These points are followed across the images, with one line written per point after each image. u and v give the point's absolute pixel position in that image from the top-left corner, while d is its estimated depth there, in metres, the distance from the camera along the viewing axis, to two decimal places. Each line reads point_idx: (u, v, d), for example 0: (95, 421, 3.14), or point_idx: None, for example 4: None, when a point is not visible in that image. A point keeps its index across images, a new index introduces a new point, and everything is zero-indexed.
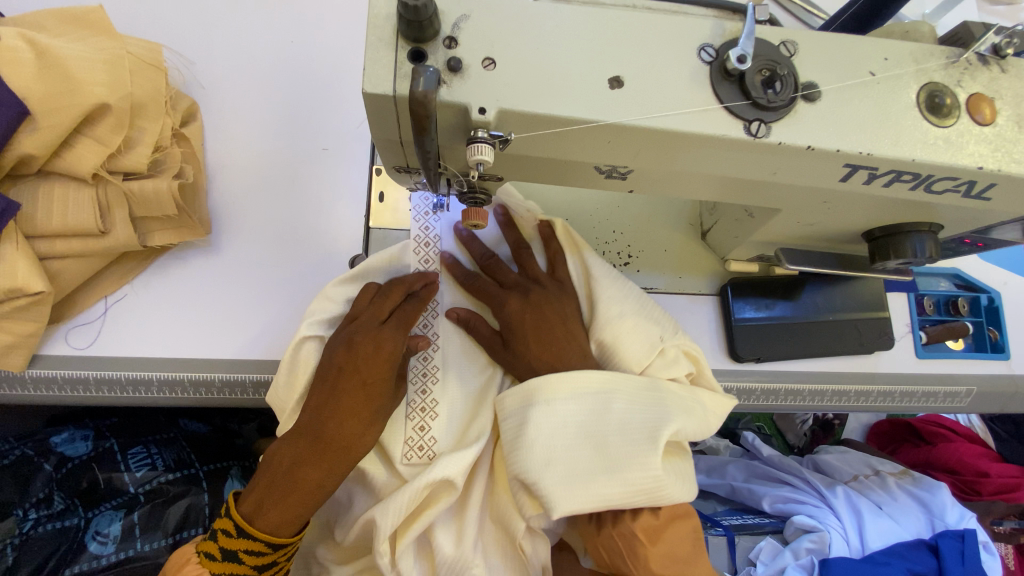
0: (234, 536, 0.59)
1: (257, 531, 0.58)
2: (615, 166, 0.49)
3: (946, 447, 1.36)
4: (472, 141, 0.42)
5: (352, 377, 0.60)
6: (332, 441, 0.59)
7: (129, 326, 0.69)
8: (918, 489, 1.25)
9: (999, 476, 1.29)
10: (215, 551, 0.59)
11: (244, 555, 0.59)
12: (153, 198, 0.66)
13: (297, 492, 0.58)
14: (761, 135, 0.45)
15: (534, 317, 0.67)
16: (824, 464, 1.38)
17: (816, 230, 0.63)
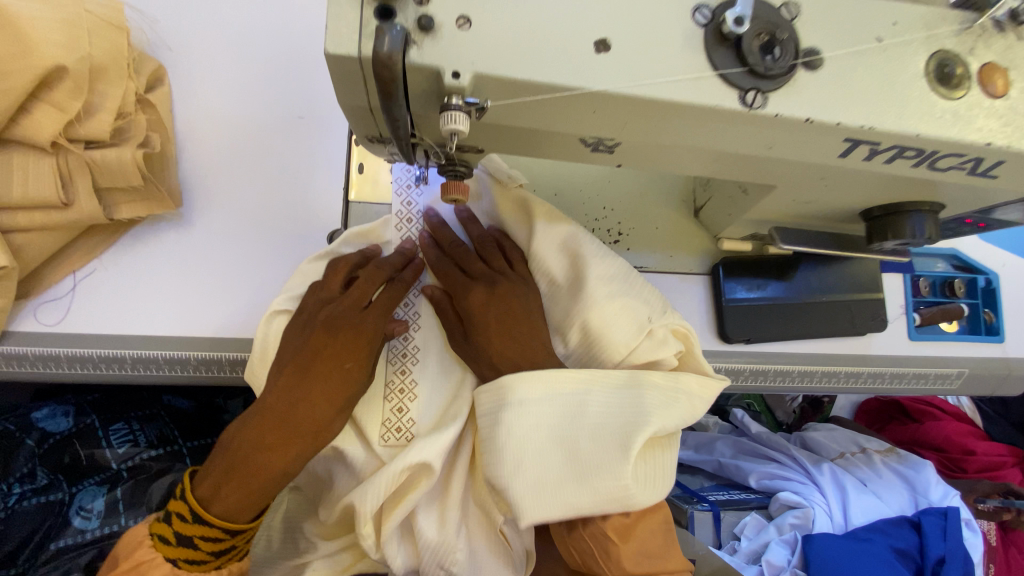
0: (188, 521, 0.57)
1: (212, 516, 0.57)
2: (601, 139, 0.46)
3: (934, 426, 1.38)
4: (445, 108, 0.39)
5: (326, 362, 0.60)
6: (298, 427, 0.58)
7: (97, 301, 0.67)
8: (904, 468, 1.26)
9: (985, 455, 1.31)
10: (169, 535, 0.57)
11: (199, 541, 0.57)
12: (116, 168, 0.63)
13: (256, 478, 0.57)
14: (757, 106, 0.41)
15: (498, 310, 0.65)
16: (810, 441, 1.38)
17: (813, 208, 0.60)
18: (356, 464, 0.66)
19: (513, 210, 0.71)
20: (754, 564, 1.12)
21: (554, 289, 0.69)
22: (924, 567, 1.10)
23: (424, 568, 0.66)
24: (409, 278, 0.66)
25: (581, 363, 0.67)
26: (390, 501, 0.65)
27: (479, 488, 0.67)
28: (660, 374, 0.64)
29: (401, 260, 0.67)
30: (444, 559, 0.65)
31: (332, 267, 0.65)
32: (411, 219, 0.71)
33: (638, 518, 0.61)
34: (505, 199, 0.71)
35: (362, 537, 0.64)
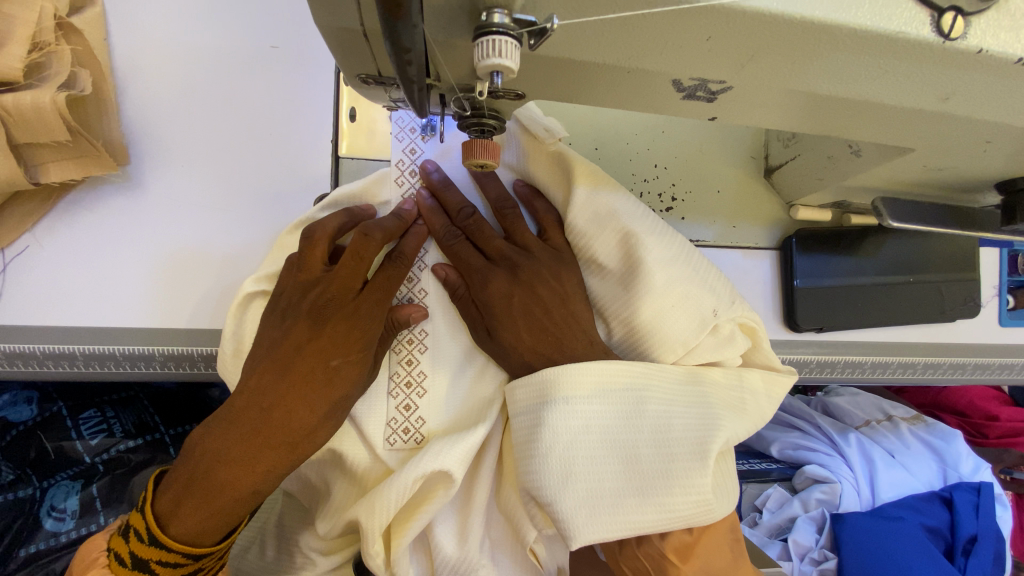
0: (145, 543, 0.45)
1: (168, 539, 0.46)
2: (703, 82, 0.32)
3: (957, 390, 1.28)
4: (482, 32, 0.25)
5: (306, 359, 0.48)
6: (271, 435, 0.47)
7: (34, 286, 0.54)
8: (932, 437, 1.14)
9: (1011, 422, 1.20)
10: (125, 555, 0.46)
11: (156, 566, 0.46)
12: (34, 118, 0.48)
13: (222, 495, 0.46)
14: (954, 37, 0.27)
15: (526, 295, 0.54)
16: (835, 408, 1.25)
17: (942, 176, 0.46)
18: (360, 469, 0.56)
19: (549, 169, 0.56)
20: (776, 539, 1.04)
21: (598, 269, 0.56)
22: (954, 545, 1.00)
23: None
24: (409, 248, 0.52)
25: (628, 357, 0.55)
26: (403, 512, 0.55)
27: (506, 495, 0.57)
28: (720, 375, 0.54)
29: (398, 225, 0.51)
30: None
31: (313, 238, 0.50)
32: (414, 171, 0.56)
33: (702, 534, 0.51)
34: (538, 151, 0.56)
35: (369, 557, 0.54)
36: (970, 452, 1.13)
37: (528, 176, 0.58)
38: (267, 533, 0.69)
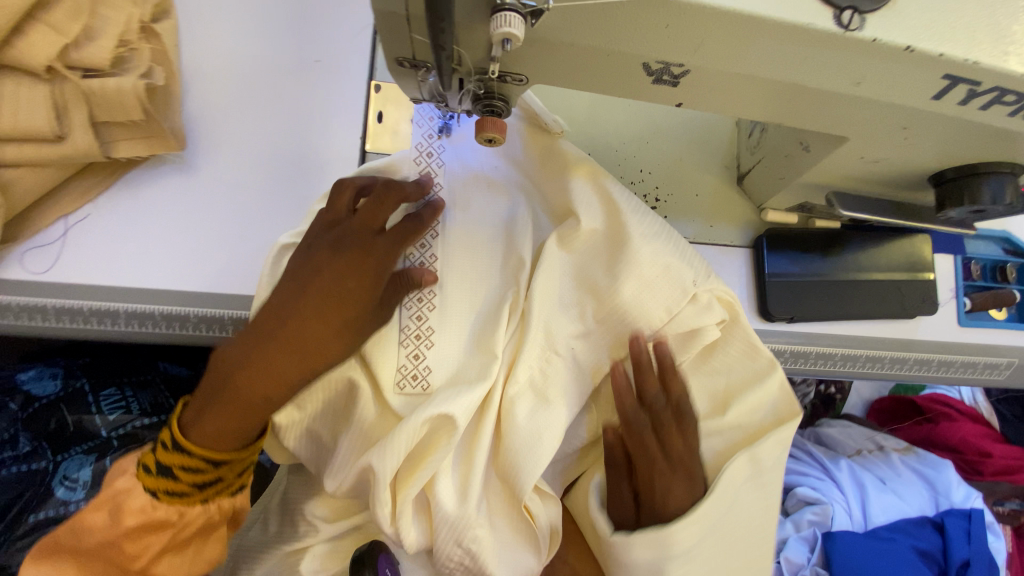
0: (170, 449, 0.53)
1: (195, 437, 0.52)
2: (667, 66, 0.40)
3: (949, 427, 1.37)
4: (497, 10, 0.34)
5: (321, 287, 0.54)
6: (290, 345, 0.52)
7: (89, 251, 0.61)
8: (923, 467, 1.28)
9: (1002, 458, 1.32)
10: (151, 463, 0.53)
11: (178, 472, 0.52)
12: (115, 99, 0.56)
13: (247, 394, 0.52)
14: (853, 28, 0.36)
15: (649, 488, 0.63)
16: (825, 437, 1.41)
17: (878, 169, 0.55)
18: (368, 422, 0.61)
19: (547, 156, 0.66)
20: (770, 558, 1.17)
21: (591, 243, 0.64)
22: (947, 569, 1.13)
23: (440, 543, 0.61)
24: (426, 216, 0.59)
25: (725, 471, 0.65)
26: (407, 468, 0.61)
27: (502, 457, 0.62)
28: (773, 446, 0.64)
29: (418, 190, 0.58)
30: (462, 534, 0.60)
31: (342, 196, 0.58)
32: (430, 153, 0.66)
33: None
34: (537, 137, 0.66)
35: (379, 501, 0.59)
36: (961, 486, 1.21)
37: (527, 163, 0.67)
38: (270, 509, 0.74)
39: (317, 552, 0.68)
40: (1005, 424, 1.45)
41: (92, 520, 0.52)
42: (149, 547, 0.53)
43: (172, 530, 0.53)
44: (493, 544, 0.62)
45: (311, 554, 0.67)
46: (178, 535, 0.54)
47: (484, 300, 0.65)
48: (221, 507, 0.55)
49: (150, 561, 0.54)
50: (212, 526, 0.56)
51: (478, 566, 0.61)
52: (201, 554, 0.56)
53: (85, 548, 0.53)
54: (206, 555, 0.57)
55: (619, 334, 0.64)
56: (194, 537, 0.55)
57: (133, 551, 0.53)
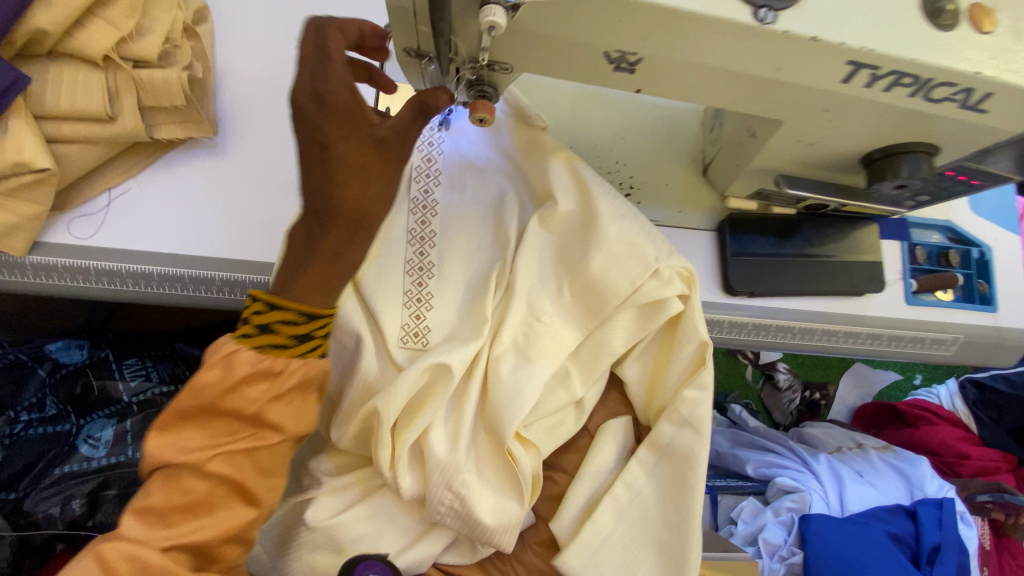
0: (266, 311, 0.55)
1: (291, 295, 0.55)
2: (624, 54, 0.49)
3: (930, 430, 1.45)
4: (485, 4, 0.44)
5: (351, 166, 0.52)
6: (345, 221, 0.53)
7: (129, 220, 0.69)
8: (899, 462, 1.34)
9: (980, 459, 1.39)
10: (249, 329, 0.55)
11: (279, 326, 0.55)
12: (162, 87, 0.65)
13: (322, 269, 0.55)
14: (768, 22, 0.45)
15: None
16: (807, 436, 1.50)
17: (814, 152, 0.64)
18: (371, 376, 0.69)
19: (530, 144, 0.75)
20: (750, 545, 1.24)
21: (567, 221, 0.72)
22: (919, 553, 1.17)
23: (432, 488, 0.67)
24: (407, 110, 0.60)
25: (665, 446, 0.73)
26: (405, 418, 0.68)
27: (489, 409, 0.69)
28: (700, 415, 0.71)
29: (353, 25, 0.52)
30: (452, 478, 0.67)
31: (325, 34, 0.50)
32: (432, 143, 0.76)
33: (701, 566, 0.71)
34: (523, 128, 0.75)
35: (380, 444, 0.66)
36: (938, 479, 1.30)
37: (514, 153, 0.76)
38: None
39: (325, 502, 0.72)
40: (982, 428, 1.45)
41: (206, 376, 0.54)
42: (262, 396, 0.55)
43: (273, 382, 0.55)
44: (479, 489, 0.68)
45: (317, 503, 0.72)
46: (284, 384, 0.55)
47: (476, 271, 0.73)
48: (316, 368, 0.57)
49: (264, 409, 0.55)
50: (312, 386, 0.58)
51: (467, 510, 0.67)
52: (305, 411, 0.58)
53: (200, 406, 0.55)
54: (310, 413, 0.59)
55: (593, 306, 0.71)
56: (296, 390, 0.57)
57: (242, 400, 0.55)
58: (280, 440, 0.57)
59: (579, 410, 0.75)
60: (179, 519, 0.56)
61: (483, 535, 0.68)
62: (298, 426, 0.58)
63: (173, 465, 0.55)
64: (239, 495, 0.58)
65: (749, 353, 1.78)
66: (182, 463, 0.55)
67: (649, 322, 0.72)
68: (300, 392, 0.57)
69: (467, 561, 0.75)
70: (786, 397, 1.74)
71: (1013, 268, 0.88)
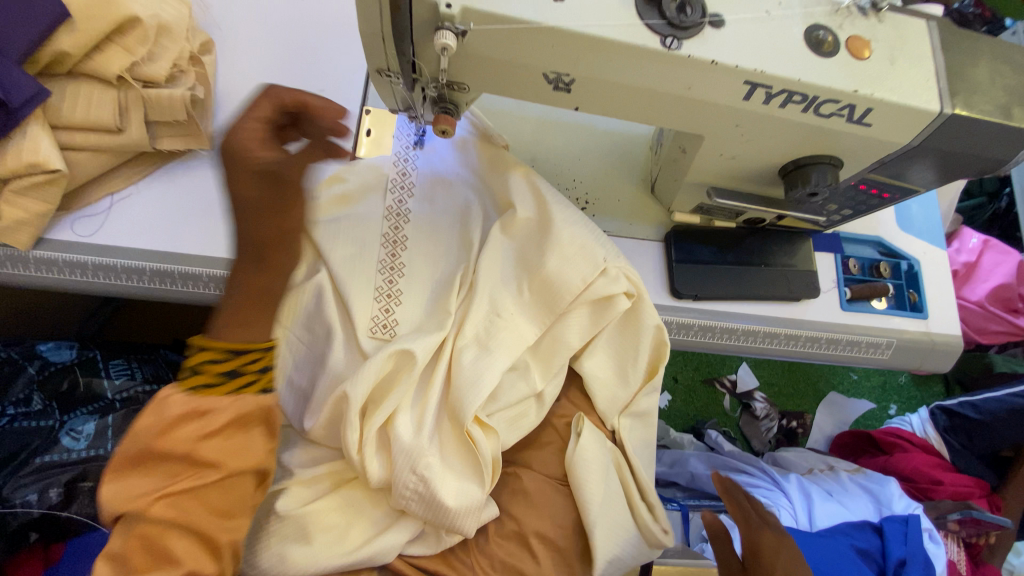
0: (209, 354, 0.57)
1: (216, 338, 0.58)
2: (560, 75, 0.59)
3: (901, 457, 1.42)
4: (439, 30, 0.53)
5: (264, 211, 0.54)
6: (253, 252, 0.57)
7: (128, 222, 0.76)
8: (869, 482, 1.32)
9: (951, 485, 1.35)
10: (208, 379, 0.57)
11: (247, 365, 0.59)
12: (167, 104, 0.74)
13: (245, 304, 0.59)
14: (673, 48, 0.55)
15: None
16: (781, 459, 1.54)
17: (738, 165, 0.73)
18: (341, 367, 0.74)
19: (493, 160, 0.84)
20: None
21: (527, 225, 0.80)
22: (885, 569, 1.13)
23: (397, 472, 0.71)
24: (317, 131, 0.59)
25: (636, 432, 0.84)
26: (373, 404, 0.73)
27: (451, 396, 0.74)
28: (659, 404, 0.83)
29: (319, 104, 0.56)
30: (417, 461, 0.71)
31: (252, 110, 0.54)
32: (405, 159, 0.84)
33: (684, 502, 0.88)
34: (486, 146, 0.85)
35: (350, 426, 0.71)
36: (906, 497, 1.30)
37: (479, 167, 0.85)
38: None
39: (296, 491, 0.75)
40: (953, 454, 1.43)
41: (139, 423, 0.56)
42: (188, 435, 0.56)
43: (204, 420, 0.57)
44: (440, 471, 0.72)
45: (289, 493, 0.75)
46: (214, 423, 0.57)
47: (443, 272, 0.80)
48: (248, 402, 0.59)
49: (195, 447, 0.56)
50: (248, 420, 0.59)
51: (429, 492, 0.70)
52: (243, 446, 0.59)
53: (140, 452, 0.56)
54: (245, 444, 0.59)
55: (549, 303, 0.77)
56: (231, 427, 0.58)
57: (174, 442, 0.56)
58: (220, 476, 0.58)
59: (540, 403, 0.80)
60: (150, 568, 0.56)
61: (445, 519, 0.71)
62: (236, 462, 0.58)
63: (129, 514, 0.56)
64: (195, 538, 0.57)
65: (725, 382, 1.80)
66: (132, 511, 0.55)
67: (601, 318, 0.79)
68: (238, 427, 0.59)
69: (432, 552, 0.77)
70: (763, 425, 1.73)
71: (940, 279, 0.96)
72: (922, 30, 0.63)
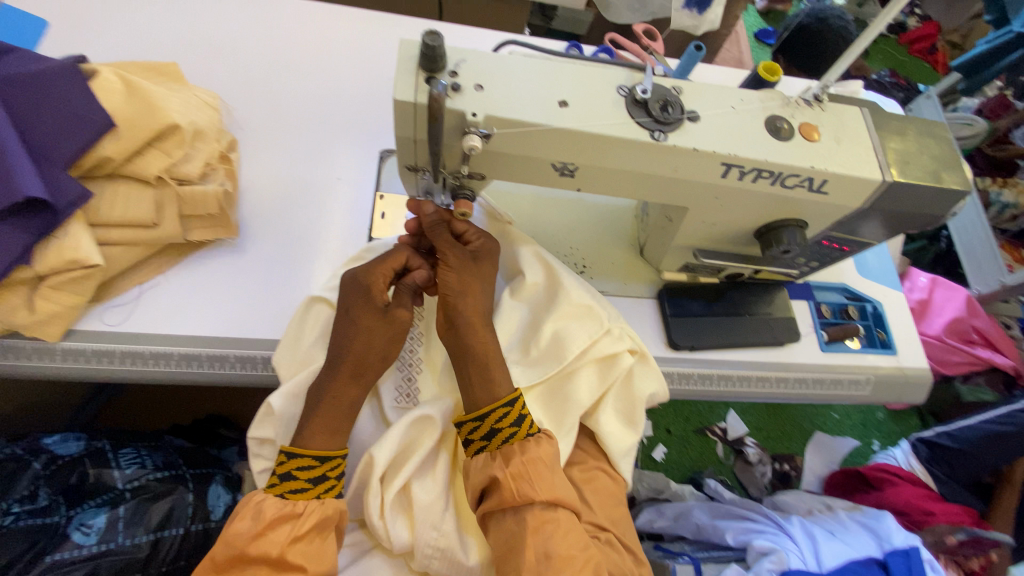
0: (315, 466, 0.69)
1: (304, 449, 0.70)
2: (566, 164, 0.68)
3: (893, 490, 1.45)
4: (466, 134, 0.62)
5: (376, 340, 0.75)
6: (347, 369, 0.74)
7: (157, 310, 0.79)
8: (867, 518, 1.36)
9: (945, 515, 1.36)
10: (302, 485, 0.69)
11: (332, 472, 0.71)
12: (201, 200, 0.80)
13: (329, 414, 0.72)
14: (661, 140, 0.65)
15: (526, 491, 0.69)
16: (781, 502, 1.56)
17: (718, 230, 0.83)
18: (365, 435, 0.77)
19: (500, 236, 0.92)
20: None
21: (536, 292, 0.87)
22: None
23: (419, 537, 0.72)
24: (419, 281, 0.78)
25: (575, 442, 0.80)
26: (393, 469, 0.75)
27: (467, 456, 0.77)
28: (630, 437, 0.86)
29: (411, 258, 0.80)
30: (437, 524, 0.73)
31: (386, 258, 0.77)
32: None
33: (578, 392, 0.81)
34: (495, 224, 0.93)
35: (371, 492, 0.72)
36: (903, 529, 1.32)
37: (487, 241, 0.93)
38: None
39: None
40: (940, 484, 1.48)
41: (238, 527, 0.66)
42: (280, 540, 0.65)
43: (294, 523, 0.67)
44: (456, 527, 0.74)
45: None
46: (303, 525, 0.66)
47: None
48: (330, 505, 0.69)
49: (286, 550, 0.65)
50: (326, 523, 0.68)
51: (453, 553, 0.73)
52: (321, 551, 0.67)
53: (236, 557, 0.65)
54: (324, 549, 0.67)
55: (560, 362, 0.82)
56: (314, 530, 0.67)
57: (268, 544, 0.65)
58: None
59: None
60: None
61: None
62: (315, 564, 0.66)
63: None
64: None
65: (717, 429, 1.85)
66: None
67: (608, 374, 0.84)
68: (317, 531, 0.68)
69: None
70: (758, 470, 1.77)
71: (902, 318, 1.07)
72: (858, 115, 0.76)
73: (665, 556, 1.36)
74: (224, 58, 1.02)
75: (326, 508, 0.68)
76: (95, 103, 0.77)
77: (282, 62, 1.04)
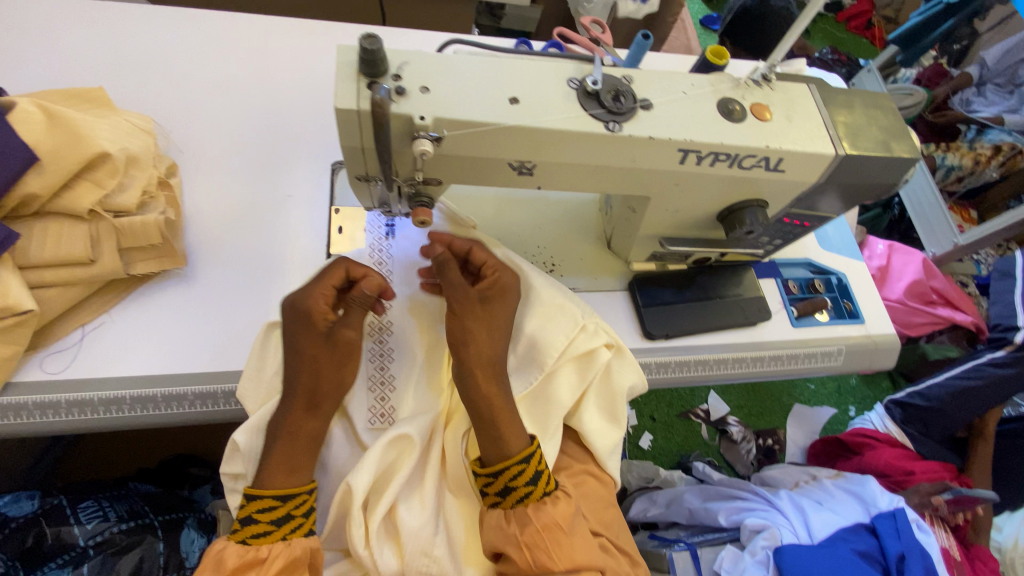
0: (276, 506, 0.67)
1: (265, 488, 0.67)
2: (522, 162, 0.67)
3: (873, 454, 1.50)
4: (416, 139, 0.60)
5: (323, 365, 0.72)
6: (301, 399, 0.71)
7: (103, 353, 0.74)
8: (850, 484, 1.38)
9: (923, 474, 1.43)
10: (266, 527, 0.66)
11: (298, 511, 0.68)
12: (140, 230, 0.75)
13: (291, 450, 0.69)
14: (616, 130, 0.64)
15: (544, 562, 0.67)
16: (768, 477, 1.58)
17: (682, 216, 0.83)
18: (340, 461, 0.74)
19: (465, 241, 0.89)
20: None
21: None
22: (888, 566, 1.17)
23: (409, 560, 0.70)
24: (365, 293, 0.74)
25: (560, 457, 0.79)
26: (376, 493, 0.72)
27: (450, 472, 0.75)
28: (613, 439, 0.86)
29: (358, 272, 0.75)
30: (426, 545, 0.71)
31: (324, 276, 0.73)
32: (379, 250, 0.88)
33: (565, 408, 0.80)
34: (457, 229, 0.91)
35: (353, 521, 0.69)
36: (886, 492, 1.36)
37: None
38: None
39: None
40: (917, 443, 1.52)
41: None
42: None
43: (260, 569, 0.64)
44: (447, 547, 0.72)
45: None
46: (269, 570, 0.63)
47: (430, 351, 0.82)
48: (297, 546, 0.66)
49: None
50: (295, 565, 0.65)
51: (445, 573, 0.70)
52: None
53: None
54: None
55: (537, 365, 0.81)
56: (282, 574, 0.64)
57: None
58: None
59: None
60: None
61: None
62: None
63: None
64: None
65: (700, 412, 1.87)
66: None
67: (587, 371, 0.82)
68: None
69: None
70: (743, 448, 1.79)
71: (866, 286, 1.09)
72: (806, 91, 0.77)
73: (660, 544, 1.36)
74: (157, 79, 0.97)
75: (292, 549, 0.65)
76: (13, 137, 0.71)
77: (220, 79, 0.99)
